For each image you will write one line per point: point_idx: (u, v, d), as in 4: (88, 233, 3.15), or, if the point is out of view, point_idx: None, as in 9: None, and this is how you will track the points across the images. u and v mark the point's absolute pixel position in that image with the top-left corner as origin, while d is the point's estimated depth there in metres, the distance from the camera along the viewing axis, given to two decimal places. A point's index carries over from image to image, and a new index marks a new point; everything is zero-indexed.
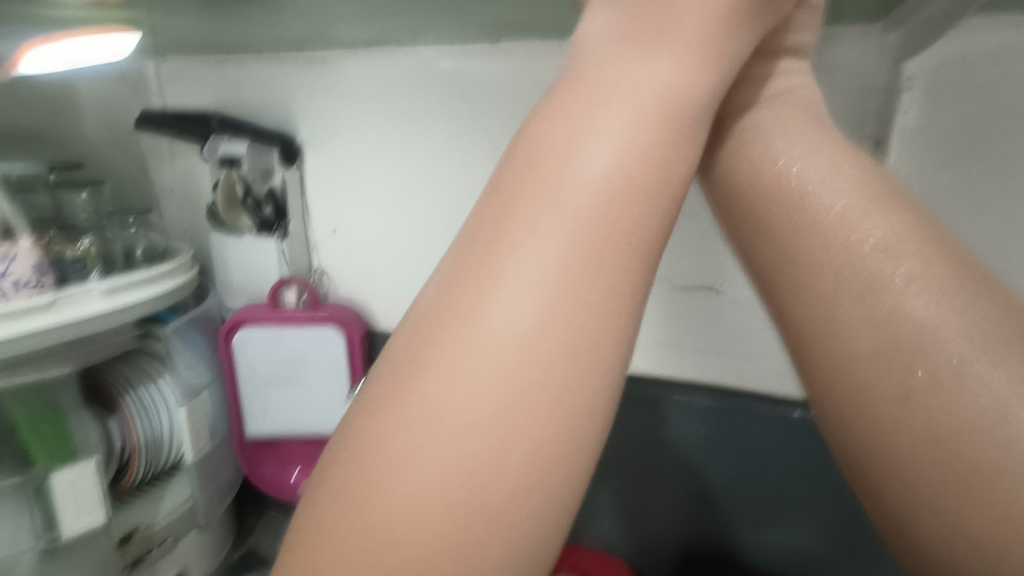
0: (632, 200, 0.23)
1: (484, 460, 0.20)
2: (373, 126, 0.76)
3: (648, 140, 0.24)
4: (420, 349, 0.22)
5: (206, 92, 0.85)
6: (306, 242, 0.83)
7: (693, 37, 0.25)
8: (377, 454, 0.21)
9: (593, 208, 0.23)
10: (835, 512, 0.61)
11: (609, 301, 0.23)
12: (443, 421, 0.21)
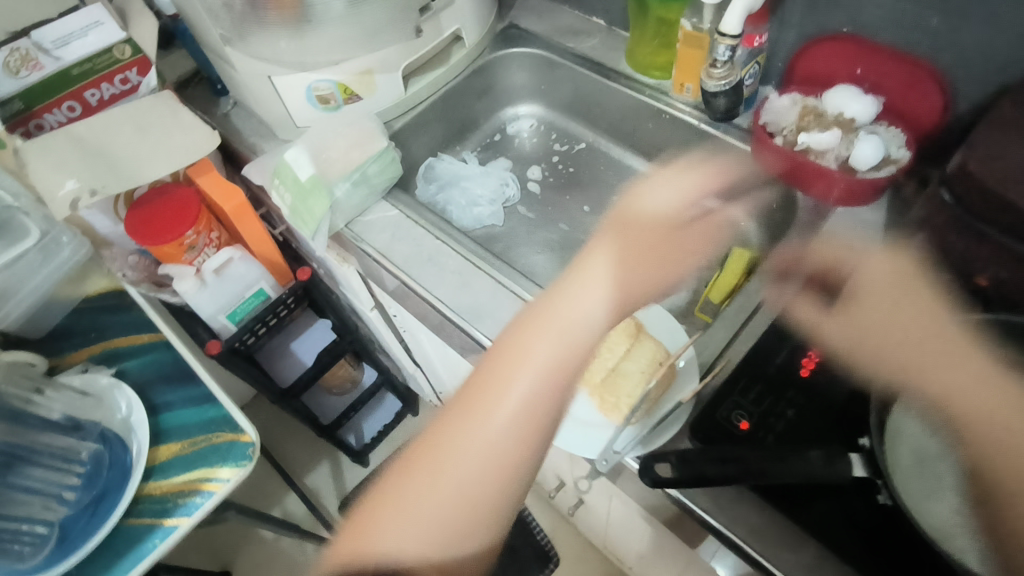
0: (547, 377, 0.45)
1: (508, 494, 0.45)
2: (625, 106, 0.89)
3: (533, 398, 0.45)
4: (385, 493, 0.45)
5: (434, 125, 0.93)
6: (501, 201, 0.93)
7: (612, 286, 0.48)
8: (372, 537, 0.43)
9: (496, 445, 0.44)
10: None
11: (522, 439, 0.45)
12: (394, 547, 0.43)
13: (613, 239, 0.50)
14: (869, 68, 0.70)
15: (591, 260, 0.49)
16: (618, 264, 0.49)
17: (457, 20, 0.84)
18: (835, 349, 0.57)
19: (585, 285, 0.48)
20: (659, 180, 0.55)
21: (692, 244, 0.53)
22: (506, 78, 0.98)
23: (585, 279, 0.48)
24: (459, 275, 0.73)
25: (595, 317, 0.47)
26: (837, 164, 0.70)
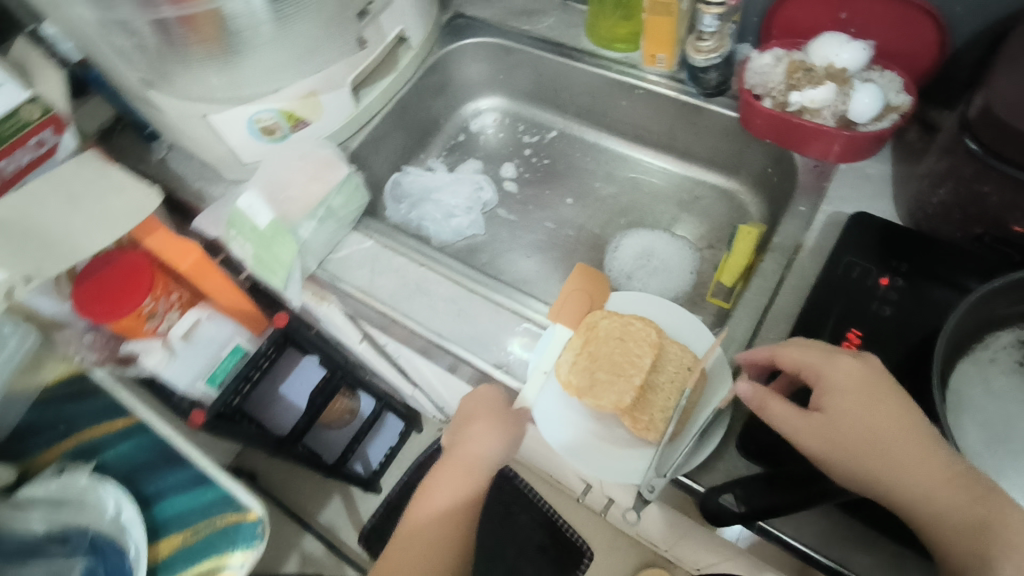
0: (465, 477, 0.55)
1: None
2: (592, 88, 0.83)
3: (455, 502, 0.53)
4: None
5: (392, 133, 0.86)
6: (479, 207, 0.87)
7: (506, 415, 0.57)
8: None
9: (437, 546, 0.51)
10: None
11: (451, 537, 0.52)
12: None
13: (830, 400, 0.43)
14: (854, 10, 0.65)
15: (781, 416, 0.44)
16: (853, 412, 0.42)
17: (401, 21, 0.76)
18: (876, 328, 0.52)
19: (820, 438, 0.42)
20: (852, 367, 0.44)
21: (920, 467, 0.39)
22: (461, 73, 0.91)
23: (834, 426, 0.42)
24: (452, 302, 0.67)
25: (849, 462, 0.40)
26: (835, 120, 0.65)
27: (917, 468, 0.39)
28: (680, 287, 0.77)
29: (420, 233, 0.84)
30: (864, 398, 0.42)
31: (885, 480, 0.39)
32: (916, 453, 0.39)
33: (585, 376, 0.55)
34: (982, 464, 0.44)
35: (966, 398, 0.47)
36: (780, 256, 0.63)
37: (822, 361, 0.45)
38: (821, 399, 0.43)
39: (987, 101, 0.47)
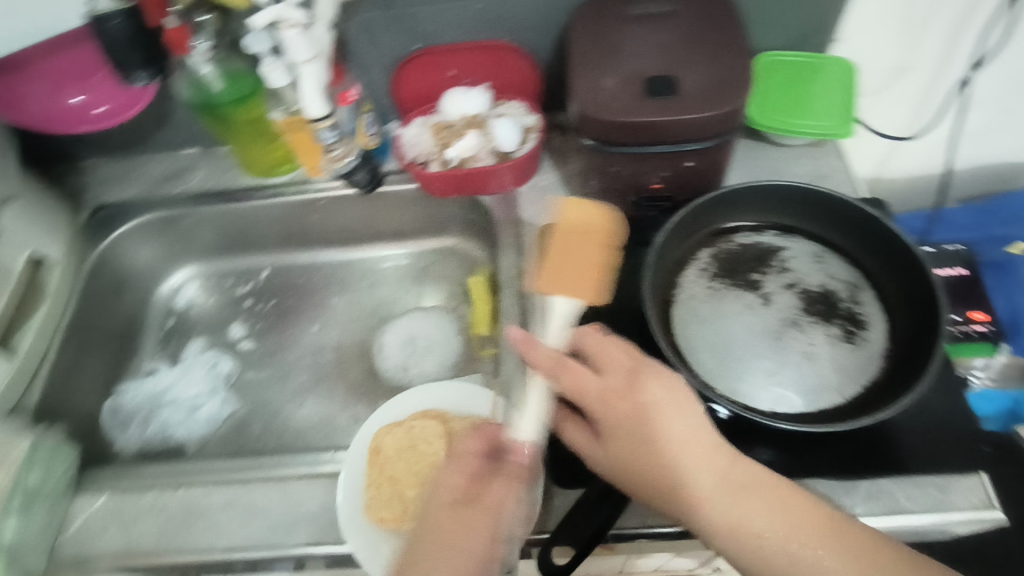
0: None
1: None
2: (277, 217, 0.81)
3: None
4: None
5: (80, 359, 0.73)
6: (222, 383, 0.78)
7: None
8: None
9: None
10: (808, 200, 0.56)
11: None
12: None
13: (625, 406, 0.47)
14: (455, 66, 0.72)
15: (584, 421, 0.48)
16: (649, 417, 0.46)
17: (23, 245, 0.66)
18: (606, 316, 0.57)
19: (624, 439, 0.47)
20: (664, 388, 0.46)
21: (756, 505, 0.43)
22: (132, 262, 0.82)
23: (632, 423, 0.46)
24: (231, 505, 0.58)
25: (644, 454, 0.46)
26: (493, 157, 0.71)
27: (693, 463, 0.45)
28: (454, 354, 0.77)
29: (170, 445, 0.73)
30: (667, 410, 0.46)
31: (661, 471, 0.45)
32: (692, 452, 0.45)
33: (397, 502, 0.53)
34: (727, 382, 0.51)
35: (693, 335, 0.54)
36: (512, 288, 0.66)
37: (642, 370, 0.48)
38: (626, 402, 0.47)
39: (580, 108, 0.55)
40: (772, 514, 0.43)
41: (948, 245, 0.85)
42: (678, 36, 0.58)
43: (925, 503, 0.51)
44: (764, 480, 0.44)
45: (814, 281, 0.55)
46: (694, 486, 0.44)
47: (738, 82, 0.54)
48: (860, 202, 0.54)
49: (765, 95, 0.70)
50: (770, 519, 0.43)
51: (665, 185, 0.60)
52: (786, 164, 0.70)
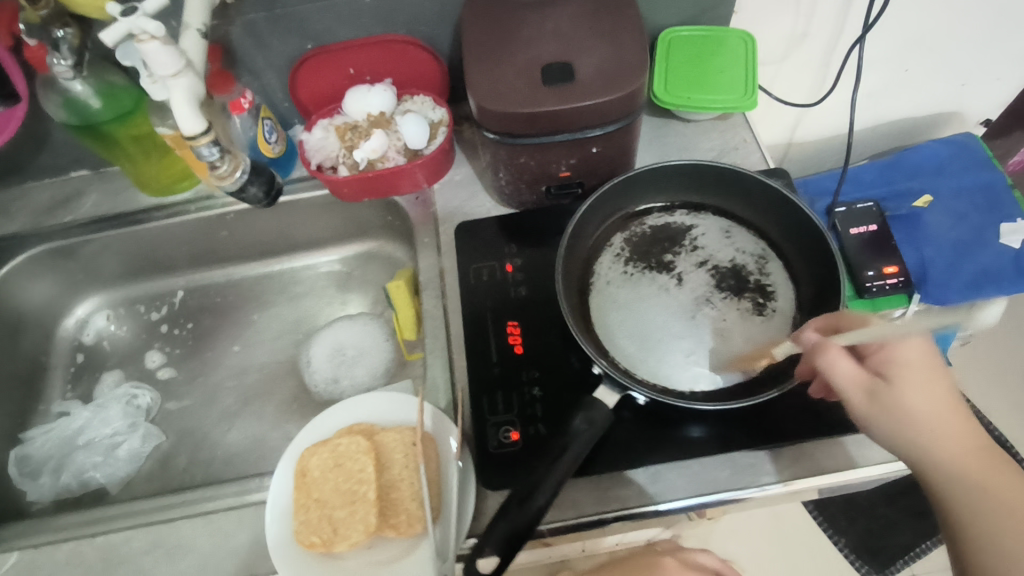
0: None
1: None
2: (183, 236, 0.77)
3: None
4: None
5: None
6: (143, 415, 0.75)
7: None
8: None
9: None
10: (704, 173, 0.56)
11: None
12: None
13: (906, 382, 0.41)
14: (357, 64, 0.69)
15: (870, 407, 0.42)
16: (909, 402, 0.41)
17: None
18: (524, 310, 0.56)
19: (895, 435, 0.41)
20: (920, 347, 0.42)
21: (970, 503, 0.38)
22: (28, 298, 0.76)
23: (899, 419, 0.41)
24: (153, 548, 0.55)
25: (922, 452, 0.40)
26: (403, 156, 0.69)
27: (960, 441, 0.40)
28: (385, 360, 0.75)
29: (89, 490, 0.69)
30: (928, 378, 0.41)
31: (949, 462, 0.40)
32: (957, 435, 0.40)
33: (325, 525, 0.51)
34: (642, 368, 0.51)
35: (609, 324, 0.53)
36: (433, 290, 0.65)
37: (887, 346, 0.43)
38: (894, 387, 0.41)
39: (477, 100, 0.53)
40: (987, 521, 0.38)
41: (859, 203, 0.88)
42: (574, 20, 0.56)
43: (845, 461, 0.52)
44: (1006, 466, 0.39)
45: (725, 257, 0.56)
46: (969, 467, 0.39)
47: (637, 63, 0.53)
48: (759, 175, 0.54)
49: (669, 73, 0.70)
50: (986, 524, 0.38)
51: (573, 173, 0.60)
52: (696, 139, 0.71)
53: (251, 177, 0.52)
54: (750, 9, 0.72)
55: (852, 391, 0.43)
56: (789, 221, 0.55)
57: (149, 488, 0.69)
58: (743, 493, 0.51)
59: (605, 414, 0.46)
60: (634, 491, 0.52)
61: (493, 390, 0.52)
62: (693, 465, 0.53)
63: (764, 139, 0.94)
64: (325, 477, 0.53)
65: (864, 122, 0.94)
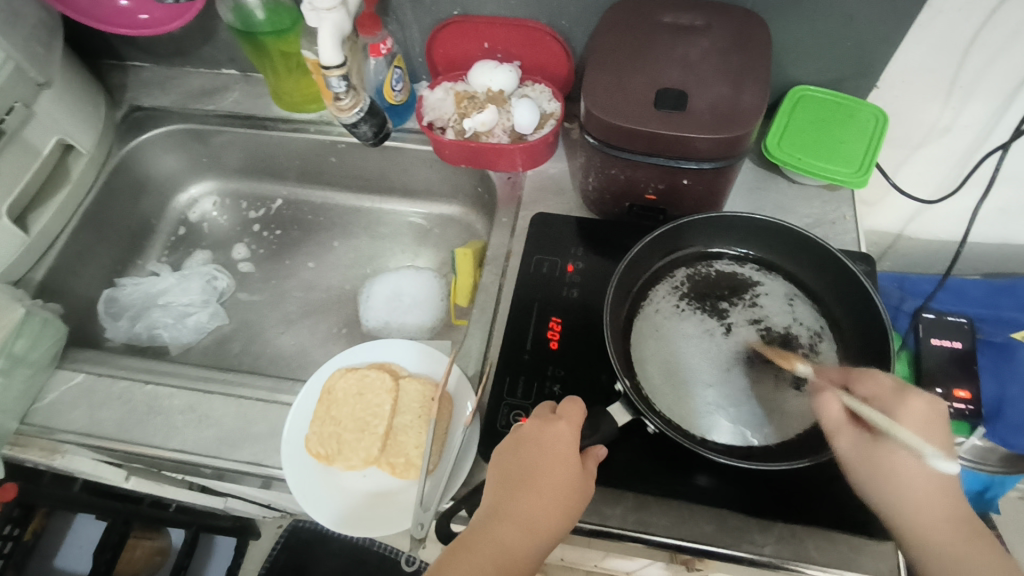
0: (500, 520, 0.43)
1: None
2: (297, 153, 0.84)
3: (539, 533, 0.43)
4: None
5: (94, 249, 0.78)
6: (216, 295, 0.82)
7: (566, 472, 0.45)
8: None
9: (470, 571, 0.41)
10: (786, 233, 0.56)
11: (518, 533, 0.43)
12: None
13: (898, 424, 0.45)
14: (494, 39, 0.73)
15: (853, 452, 0.46)
16: (897, 463, 0.46)
17: (55, 129, 0.70)
18: (570, 311, 0.58)
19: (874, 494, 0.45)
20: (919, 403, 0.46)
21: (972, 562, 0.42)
22: (156, 168, 0.86)
23: (893, 480, 0.45)
24: (189, 411, 0.62)
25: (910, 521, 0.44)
26: (508, 136, 0.72)
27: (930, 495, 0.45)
28: (435, 318, 0.79)
29: (154, 344, 0.78)
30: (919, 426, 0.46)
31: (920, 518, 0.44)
32: (928, 492, 0.44)
33: (332, 442, 0.56)
34: (662, 400, 0.52)
35: (645, 350, 0.54)
36: (495, 267, 0.68)
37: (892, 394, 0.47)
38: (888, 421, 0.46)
39: (588, 104, 0.55)
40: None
41: (951, 316, 0.83)
42: (704, 54, 0.57)
43: (836, 559, 0.51)
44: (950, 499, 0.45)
45: (780, 322, 0.56)
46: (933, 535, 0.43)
47: (751, 111, 0.53)
48: (841, 254, 0.53)
49: (787, 129, 0.69)
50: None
51: (658, 197, 0.61)
52: (795, 201, 0.69)
53: (366, 117, 0.57)
54: (892, 88, 0.70)
55: (840, 434, 0.47)
56: (856, 307, 0.54)
57: (203, 359, 0.77)
58: (725, 552, 0.51)
59: (610, 429, 0.48)
60: (617, 512, 0.53)
61: (516, 373, 0.55)
62: (681, 508, 0.53)
63: (872, 222, 0.90)
64: (346, 401, 0.58)
65: (986, 235, 0.88)
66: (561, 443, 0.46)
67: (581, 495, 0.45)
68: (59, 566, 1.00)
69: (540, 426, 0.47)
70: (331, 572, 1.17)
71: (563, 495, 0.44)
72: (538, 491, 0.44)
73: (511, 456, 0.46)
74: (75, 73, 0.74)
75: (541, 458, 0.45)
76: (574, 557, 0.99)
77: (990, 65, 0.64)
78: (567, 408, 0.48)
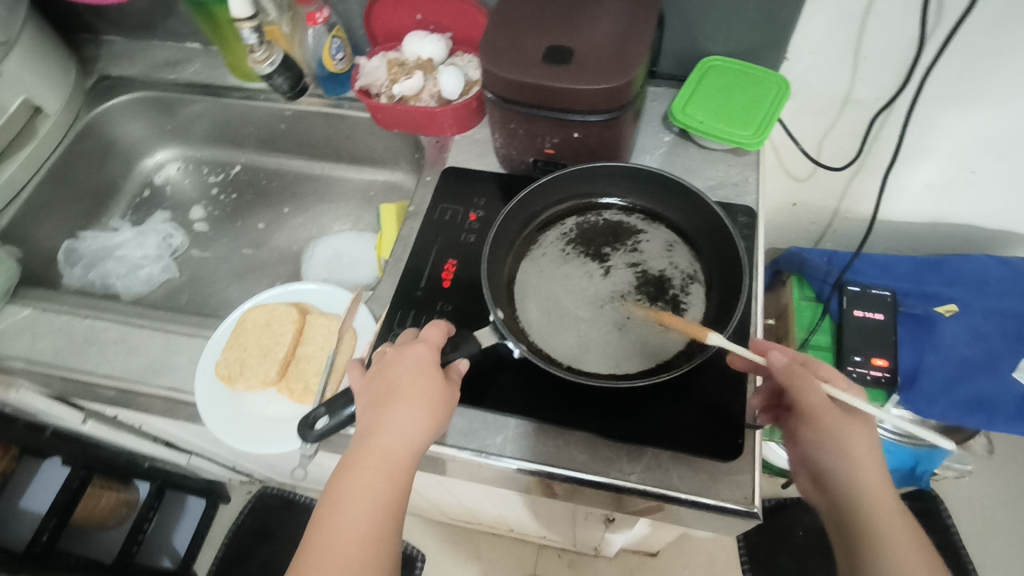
0: (378, 438, 0.47)
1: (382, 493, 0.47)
2: (252, 122, 0.90)
3: (415, 438, 0.48)
4: (331, 511, 0.46)
5: (54, 203, 0.84)
6: (172, 250, 0.88)
7: (432, 383, 0.49)
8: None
9: (361, 484, 0.46)
10: (666, 182, 0.59)
11: (396, 442, 0.47)
12: (343, 538, 0.45)
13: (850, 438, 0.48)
14: (425, 12, 0.77)
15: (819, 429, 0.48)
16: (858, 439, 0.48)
17: (21, 88, 0.76)
18: (465, 255, 0.62)
19: (831, 457, 0.48)
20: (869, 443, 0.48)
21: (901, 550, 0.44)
22: (121, 133, 0.92)
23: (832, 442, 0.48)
24: (120, 341, 0.67)
25: (859, 487, 0.46)
26: (435, 101, 0.76)
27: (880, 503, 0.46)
28: (369, 275, 0.83)
29: (107, 291, 0.83)
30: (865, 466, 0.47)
31: (872, 500, 0.46)
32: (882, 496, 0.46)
33: (235, 366, 0.60)
34: (537, 331, 0.55)
35: (528, 290, 0.58)
36: (413, 220, 0.72)
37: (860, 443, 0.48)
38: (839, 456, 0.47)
39: (483, 61, 0.59)
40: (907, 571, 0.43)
41: (875, 288, 0.84)
42: (595, 16, 0.61)
43: (695, 486, 0.52)
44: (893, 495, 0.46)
45: (656, 266, 0.59)
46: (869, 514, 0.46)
47: (632, 64, 0.57)
48: (711, 202, 0.56)
49: (695, 96, 0.72)
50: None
51: (557, 152, 0.65)
52: (704, 165, 0.72)
53: (279, 70, 0.62)
54: (800, 59, 0.73)
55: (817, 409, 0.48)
56: (728, 250, 0.56)
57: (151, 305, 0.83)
58: (587, 476, 0.53)
59: (476, 349, 0.52)
60: (495, 441, 0.55)
61: (407, 310, 0.59)
62: (555, 436, 0.55)
63: (805, 199, 0.93)
64: (255, 331, 0.63)
65: (916, 213, 0.91)
66: (425, 360, 0.50)
67: (445, 396, 0.49)
68: (25, 507, 1.06)
69: (402, 349, 0.51)
70: (295, 535, 1.23)
71: (428, 399, 0.48)
72: (407, 402, 0.48)
73: (378, 376, 0.50)
74: (43, 36, 0.80)
75: (401, 373, 0.49)
76: (515, 523, 1.03)
77: (884, 35, 0.67)
78: (427, 328, 0.53)
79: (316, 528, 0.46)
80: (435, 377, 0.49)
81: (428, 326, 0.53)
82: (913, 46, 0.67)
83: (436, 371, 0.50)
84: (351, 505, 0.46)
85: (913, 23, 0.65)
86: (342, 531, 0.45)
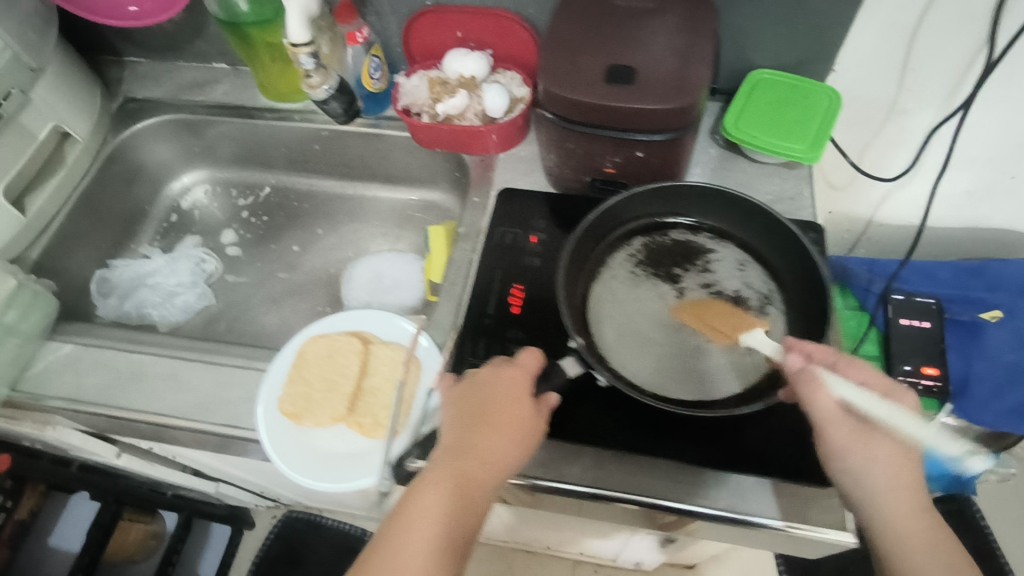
0: (459, 461, 0.46)
1: (456, 519, 0.44)
2: (283, 143, 0.88)
3: (497, 466, 0.46)
4: (397, 531, 0.44)
5: (84, 232, 0.82)
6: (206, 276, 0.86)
7: (524, 412, 0.47)
8: None
9: (433, 507, 0.44)
10: (737, 200, 0.58)
11: (479, 469, 0.45)
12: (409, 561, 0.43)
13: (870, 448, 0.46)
14: (466, 29, 0.76)
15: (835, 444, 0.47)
16: (878, 446, 0.46)
17: (52, 115, 0.74)
18: (531, 279, 0.61)
19: (843, 471, 0.47)
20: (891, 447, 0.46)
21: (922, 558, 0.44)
22: (148, 157, 0.89)
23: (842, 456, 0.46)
24: (169, 376, 0.65)
25: (877, 501, 0.45)
26: (479, 119, 0.75)
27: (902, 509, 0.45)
28: (413, 297, 0.82)
29: (143, 321, 0.81)
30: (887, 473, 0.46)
31: (889, 516, 0.45)
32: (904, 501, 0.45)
33: (301, 401, 0.58)
34: (616, 357, 0.54)
35: (602, 314, 0.57)
36: (464, 243, 0.70)
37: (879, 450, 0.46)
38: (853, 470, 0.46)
39: (545, 82, 0.58)
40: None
41: (919, 296, 0.84)
42: (654, 33, 0.60)
43: (784, 511, 0.51)
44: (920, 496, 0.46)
45: (730, 286, 0.58)
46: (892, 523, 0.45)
47: (699, 83, 0.56)
48: (786, 220, 0.56)
49: (746, 110, 0.71)
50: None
51: (616, 171, 0.64)
52: (757, 179, 0.72)
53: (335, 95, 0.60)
54: (848, 71, 0.73)
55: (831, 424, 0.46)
56: (805, 269, 0.55)
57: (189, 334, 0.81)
58: (674, 504, 0.52)
59: (561, 379, 0.51)
60: (574, 471, 0.54)
61: (477, 338, 0.57)
62: (636, 463, 0.54)
63: (843, 207, 0.93)
64: (316, 363, 0.61)
65: (953, 219, 0.91)
66: (517, 387, 0.49)
67: (534, 428, 0.47)
68: (52, 544, 1.03)
69: (494, 372, 0.50)
70: (325, 559, 1.21)
71: (518, 429, 0.47)
72: (495, 429, 0.46)
73: (468, 398, 0.49)
74: (70, 61, 0.78)
75: (492, 398, 0.48)
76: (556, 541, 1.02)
77: (935, 47, 0.67)
78: (521, 353, 0.51)
79: (380, 544, 0.44)
80: (526, 405, 0.48)
81: (524, 351, 0.51)
82: (965, 57, 0.67)
83: (526, 400, 0.48)
84: (421, 527, 0.44)
85: (967, 34, 0.65)
86: (407, 553, 0.43)
